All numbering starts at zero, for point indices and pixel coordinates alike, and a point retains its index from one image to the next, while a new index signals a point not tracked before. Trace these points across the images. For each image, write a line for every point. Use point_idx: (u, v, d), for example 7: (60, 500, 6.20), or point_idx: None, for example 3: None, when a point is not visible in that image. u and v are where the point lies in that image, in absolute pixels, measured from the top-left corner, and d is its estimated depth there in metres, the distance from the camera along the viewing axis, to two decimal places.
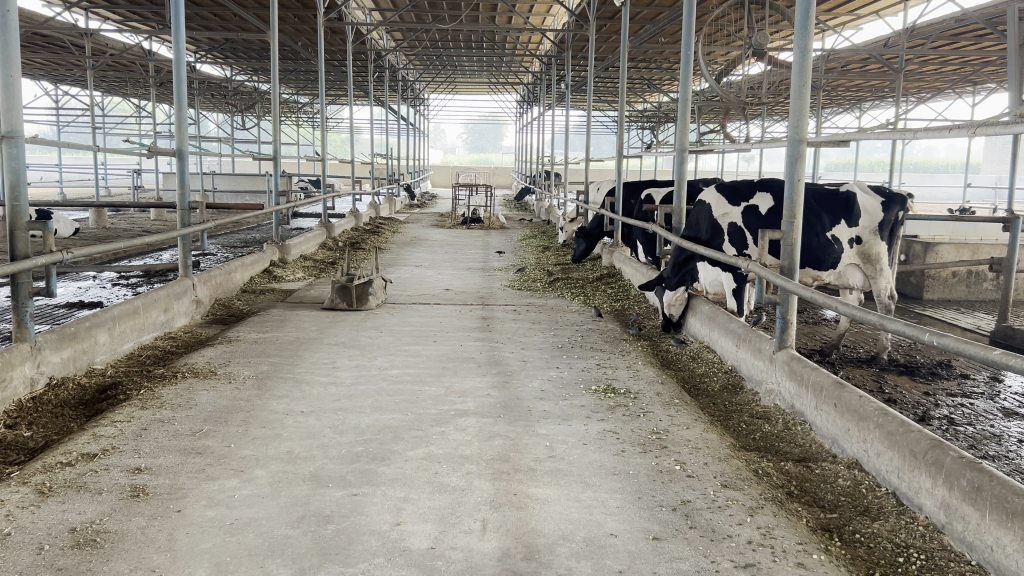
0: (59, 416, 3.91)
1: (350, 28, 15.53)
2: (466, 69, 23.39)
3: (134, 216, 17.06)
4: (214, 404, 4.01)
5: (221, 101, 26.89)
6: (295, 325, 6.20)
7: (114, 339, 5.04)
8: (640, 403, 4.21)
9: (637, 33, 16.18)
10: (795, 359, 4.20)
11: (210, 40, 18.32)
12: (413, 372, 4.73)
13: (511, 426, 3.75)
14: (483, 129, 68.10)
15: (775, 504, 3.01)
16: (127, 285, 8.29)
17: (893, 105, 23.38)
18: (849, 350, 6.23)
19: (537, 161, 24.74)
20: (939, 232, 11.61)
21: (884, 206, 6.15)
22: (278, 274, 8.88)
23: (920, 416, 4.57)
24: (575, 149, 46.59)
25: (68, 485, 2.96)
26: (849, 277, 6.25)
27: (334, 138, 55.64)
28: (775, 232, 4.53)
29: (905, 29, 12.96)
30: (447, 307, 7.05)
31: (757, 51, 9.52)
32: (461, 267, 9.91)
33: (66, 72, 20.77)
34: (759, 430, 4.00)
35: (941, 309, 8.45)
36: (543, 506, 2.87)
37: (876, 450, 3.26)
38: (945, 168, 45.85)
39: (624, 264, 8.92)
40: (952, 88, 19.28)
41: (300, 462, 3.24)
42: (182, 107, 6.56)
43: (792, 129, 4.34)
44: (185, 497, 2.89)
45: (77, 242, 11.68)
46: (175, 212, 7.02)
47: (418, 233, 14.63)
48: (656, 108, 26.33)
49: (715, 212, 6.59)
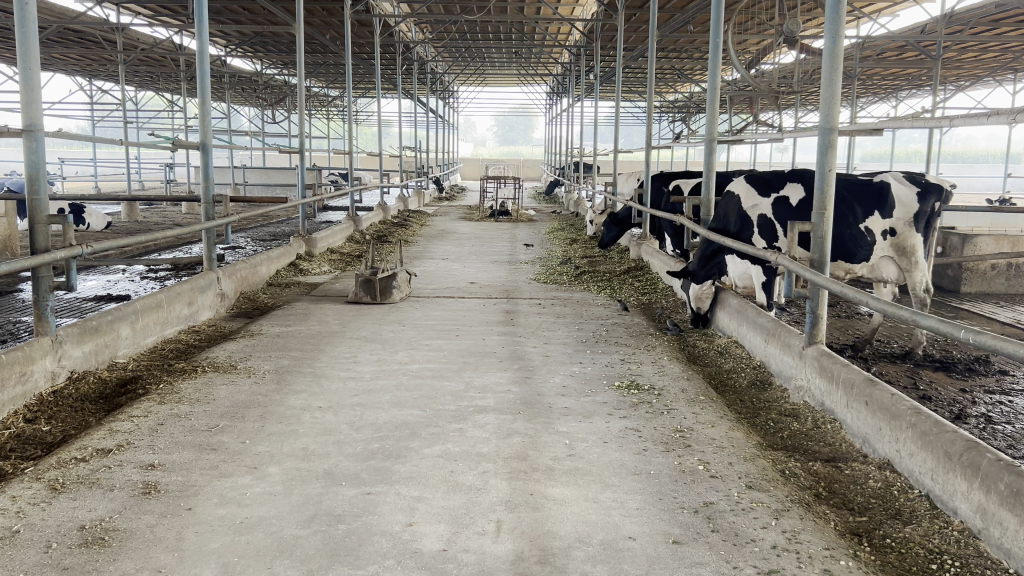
0: (79, 410, 3.91)
1: (378, 20, 15.53)
2: (495, 60, 23.30)
3: (166, 210, 17.23)
4: (232, 399, 3.98)
5: (252, 96, 27.09)
6: (318, 318, 6.16)
7: (136, 333, 5.04)
8: (663, 400, 4.11)
9: (667, 22, 15.99)
10: (825, 355, 4.07)
11: (240, 34, 18.41)
12: (434, 367, 4.67)
13: (530, 423, 3.67)
14: (513, 122, 68.06)
15: (802, 506, 2.90)
16: (155, 278, 8.33)
17: (930, 93, 22.89)
18: (882, 345, 6.07)
19: (567, 153, 24.63)
20: (977, 224, 11.34)
21: (919, 196, 5.97)
22: (304, 267, 8.87)
23: (957, 414, 4.42)
24: (605, 141, 46.36)
25: (81, 481, 2.93)
26: (883, 270, 6.08)
27: (365, 132, 56.06)
28: (805, 224, 4.40)
29: (943, 16, 12.65)
30: (470, 301, 6.98)
31: (788, 39, 9.31)
32: (487, 259, 9.85)
33: (100, 67, 21.00)
34: (787, 428, 3.88)
35: (980, 303, 8.22)
36: (560, 507, 2.79)
37: (908, 450, 3.14)
38: (984, 158, 44.92)
39: (652, 256, 8.80)
40: (992, 76, 18.80)
41: (314, 459, 3.20)
42: (205, 99, 6.54)
43: (823, 117, 4.19)
44: (197, 494, 2.85)
45: (108, 236, 11.78)
46: (200, 205, 7.02)
47: (446, 226, 14.62)
48: (686, 98, 26.08)
49: (744, 204, 6.45)
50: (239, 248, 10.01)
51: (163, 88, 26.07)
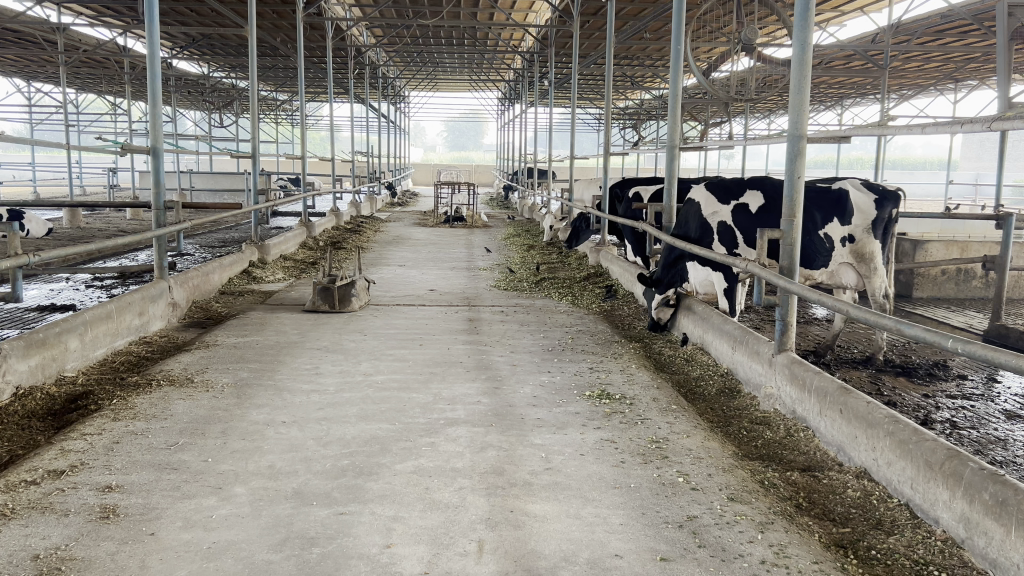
0: (25, 428, 3.70)
1: (331, 23, 15.33)
2: (447, 65, 23.20)
3: (111, 216, 16.78)
4: (191, 415, 3.82)
5: (198, 99, 26.49)
6: (276, 328, 5.98)
7: (85, 346, 4.82)
8: (637, 410, 4.06)
9: (621, 28, 16.08)
10: (795, 363, 4.05)
11: (187, 36, 18.00)
12: (400, 378, 4.55)
13: (504, 436, 3.58)
14: (463, 127, 68.19)
15: (785, 519, 2.86)
16: (101, 288, 8.03)
17: (876, 101, 23.46)
18: (843, 350, 6.11)
19: (521, 160, 24.55)
20: (926, 230, 11.57)
21: (877, 204, 6.01)
22: (257, 275, 8.64)
23: (923, 419, 4.45)
24: (557, 146, 46.54)
25: (32, 506, 2.75)
26: (842, 276, 6.10)
27: (314, 137, 55.78)
28: (774, 231, 4.39)
29: (890, 26, 12.91)
30: (432, 308, 6.86)
31: (745, 46, 9.36)
32: (445, 266, 9.73)
33: (39, 68, 20.36)
34: (761, 437, 3.85)
35: (932, 307, 8.36)
36: (542, 524, 2.71)
37: (886, 459, 3.11)
38: (923, 166, 46.20)
39: (611, 263, 8.78)
40: (935, 85, 19.28)
41: (282, 478, 3.06)
42: (157, 102, 6.30)
43: (791, 124, 4.19)
44: (159, 518, 2.70)
45: (48, 244, 11.34)
46: (150, 211, 6.76)
47: (400, 232, 14.46)
48: (638, 105, 26.35)
49: (704, 211, 6.43)
50: (188, 255, 9.71)
51: (106, 92, 25.36)
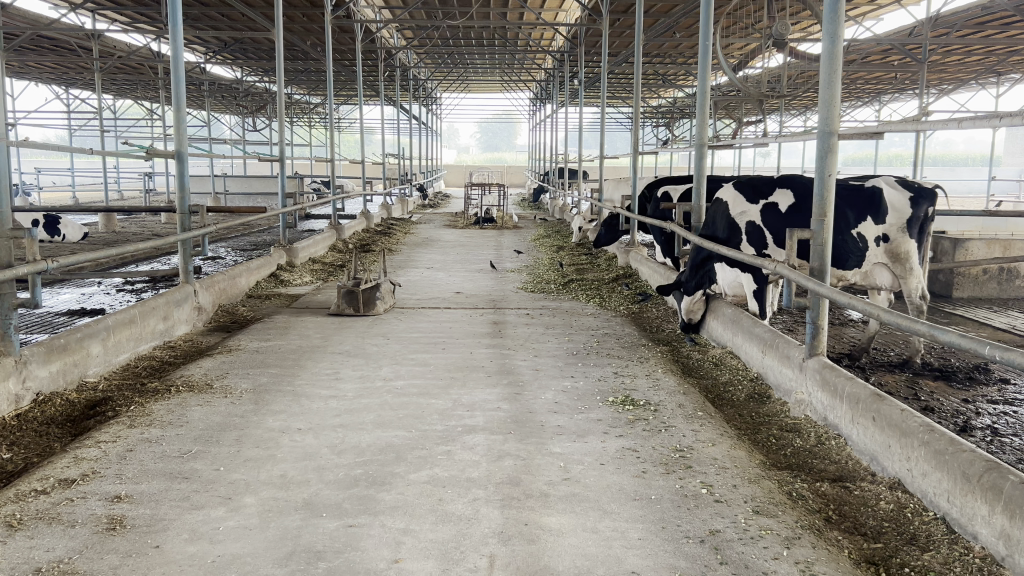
0: (43, 435, 3.67)
1: (360, 25, 15.34)
2: (477, 66, 23.18)
3: (146, 220, 16.96)
4: (206, 421, 3.77)
5: (232, 104, 26.78)
6: (299, 333, 5.94)
7: (108, 351, 4.81)
8: (661, 417, 3.93)
9: (652, 26, 15.89)
10: (827, 368, 3.91)
11: (219, 40, 18.14)
12: (420, 383, 4.47)
13: (522, 444, 3.49)
14: (496, 128, 68.44)
15: (813, 533, 2.73)
16: (131, 291, 8.06)
17: (914, 96, 22.97)
18: (880, 353, 5.91)
19: (552, 160, 24.47)
20: (967, 229, 11.22)
21: (912, 202, 5.80)
22: (285, 278, 8.65)
23: (961, 426, 4.27)
24: (589, 146, 46.39)
25: (39, 517, 2.71)
26: (877, 276, 5.90)
27: (348, 140, 56.33)
28: (804, 231, 4.24)
29: (928, 19, 12.59)
30: (456, 311, 6.79)
31: (777, 42, 9.12)
32: (472, 268, 9.66)
33: (75, 75, 20.68)
34: (790, 445, 3.71)
35: (973, 308, 8.10)
36: (557, 538, 2.61)
37: (921, 470, 2.96)
38: (965, 162, 45.35)
39: (640, 264, 8.65)
40: (976, 80, 18.83)
41: (293, 488, 3.00)
42: (180, 107, 6.28)
43: (822, 120, 4.04)
44: (166, 530, 2.64)
45: (83, 248, 11.45)
46: (175, 216, 6.76)
47: (430, 234, 14.44)
48: (671, 104, 26.13)
49: (732, 211, 6.29)
50: (218, 259, 9.75)
51: (142, 97, 25.66)
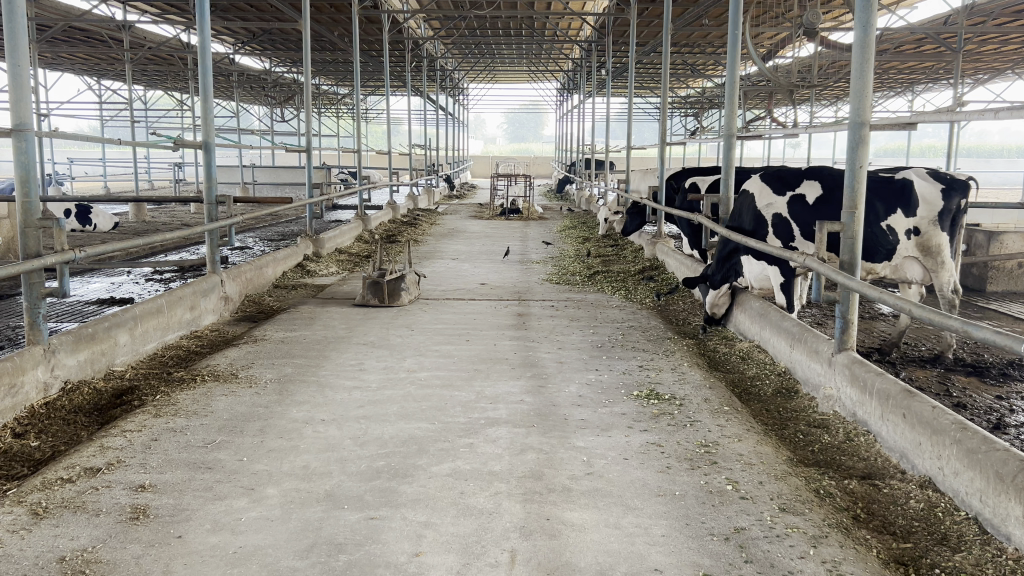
0: (71, 424, 3.71)
1: (388, 16, 15.35)
2: (505, 57, 23.14)
3: (175, 210, 17.12)
4: (231, 411, 3.79)
5: (261, 95, 26.94)
6: (324, 323, 5.96)
7: (135, 340, 4.84)
8: (686, 411, 3.89)
9: (680, 16, 15.77)
10: (856, 363, 3.84)
11: (248, 31, 18.24)
12: (444, 374, 4.47)
13: (545, 438, 3.46)
14: (523, 119, 68.49)
15: (840, 532, 2.68)
16: (160, 281, 8.13)
17: (949, 86, 22.62)
18: (910, 348, 5.81)
19: (579, 152, 24.38)
20: (1002, 221, 11.02)
21: (943, 193, 5.68)
22: (311, 268, 8.67)
23: (995, 423, 4.18)
24: (616, 136, 46.24)
25: (65, 505, 2.74)
26: (907, 270, 5.79)
27: (375, 130, 56.72)
28: (834, 223, 4.16)
29: (964, 7, 12.36)
30: (480, 303, 6.77)
31: (807, 31, 8.98)
32: (497, 259, 9.63)
33: (107, 66, 20.88)
34: (818, 442, 3.65)
35: (1007, 302, 7.94)
36: (579, 534, 2.58)
37: (953, 468, 2.90)
38: (999, 152, 44.63)
39: (667, 256, 8.57)
40: (1013, 70, 18.47)
41: (315, 479, 2.99)
42: (208, 97, 6.31)
43: (853, 110, 3.97)
44: (189, 520, 2.65)
45: (113, 238, 11.55)
46: (202, 206, 6.78)
47: (456, 225, 14.43)
48: (699, 94, 25.92)
49: (759, 203, 6.20)
50: (246, 250, 9.82)
51: (172, 88, 25.86)
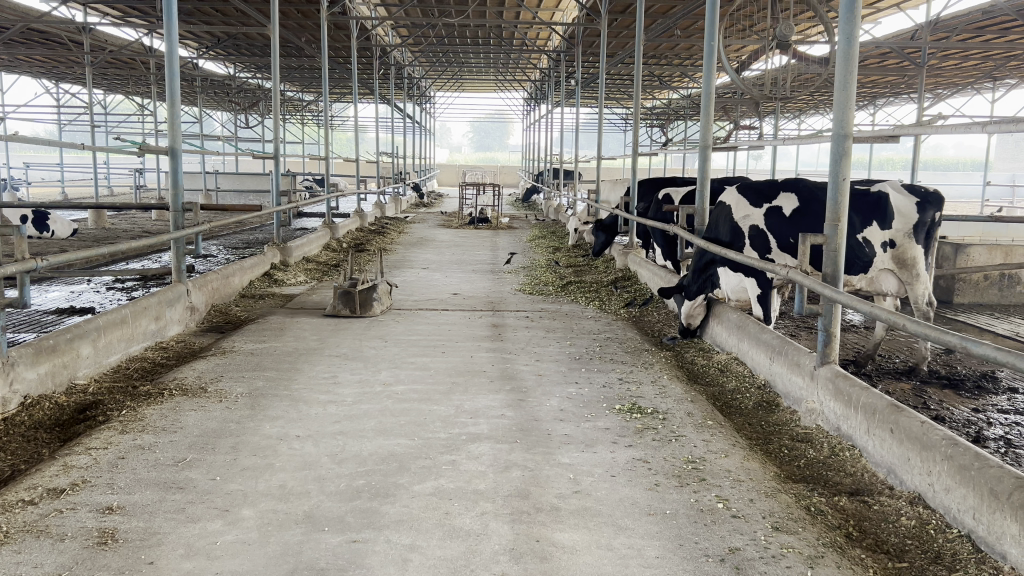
0: (31, 441, 3.53)
1: (356, 23, 15.21)
2: (473, 66, 23.11)
3: (136, 217, 16.78)
4: (201, 427, 3.64)
5: (225, 101, 26.61)
6: (295, 334, 5.81)
7: (98, 352, 4.66)
8: (670, 425, 3.83)
9: (650, 26, 15.84)
10: (840, 377, 3.80)
11: (213, 35, 17.94)
12: (422, 388, 4.35)
13: (529, 454, 3.37)
14: (488, 128, 68.62)
15: (836, 552, 2.63)
16: (122, 290, 7.90)
17: (911, 100, 23.04)
18: (885, 360, 5.83)
19: (547, 161, 24.43)
20: (967, 233, 11.19)
21: (918, 207, 5.71)
22: (279, 278, 8.50)
23: (975, 436, 4.18)
24: (584, 147, 46.46)
25: (27, 529, 2.59)
26: (882, 282, 5.81)
27: (341, 137, 56.49)
28: (816, 236, 4.13)
29: (929, 22, 12.57)
30: (454, 314, 6.66)
31: (780, 43, 9.03)
32: (469, 269, 9.52)
33: (66, 69, 20.47)
34: (803, 456, 3.61)
35: (975, 314, 8.03)
36: (571, 556, 2.49)
37: (944, 484, 2.86)
38: (956, 166, 45.69)
39: (640, 266, 8.54)
40: (973, 85, 18.82)
41: (294, 499, 2.87)
42: (174, 101, 6.14)
43: (836, 122, 3.93)
44: (160, 544, 2.52)
45: (72, 245, 11.23)
46: (168, 214, 6.60)
47: (425, 233, 14.31)
48: (666, 105, 26.11)
49: (736, 215, 6.19)
50: (212, 258, 9.59)
51: (134, 92, 25.42)
